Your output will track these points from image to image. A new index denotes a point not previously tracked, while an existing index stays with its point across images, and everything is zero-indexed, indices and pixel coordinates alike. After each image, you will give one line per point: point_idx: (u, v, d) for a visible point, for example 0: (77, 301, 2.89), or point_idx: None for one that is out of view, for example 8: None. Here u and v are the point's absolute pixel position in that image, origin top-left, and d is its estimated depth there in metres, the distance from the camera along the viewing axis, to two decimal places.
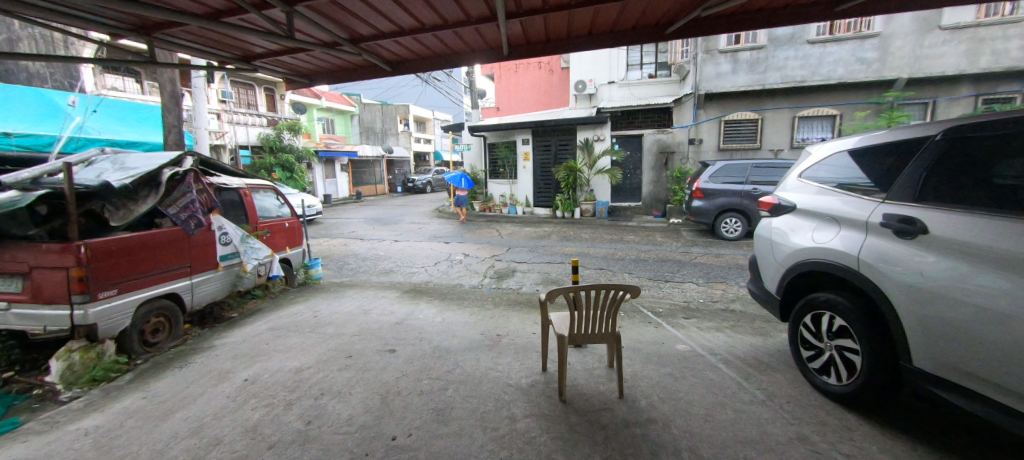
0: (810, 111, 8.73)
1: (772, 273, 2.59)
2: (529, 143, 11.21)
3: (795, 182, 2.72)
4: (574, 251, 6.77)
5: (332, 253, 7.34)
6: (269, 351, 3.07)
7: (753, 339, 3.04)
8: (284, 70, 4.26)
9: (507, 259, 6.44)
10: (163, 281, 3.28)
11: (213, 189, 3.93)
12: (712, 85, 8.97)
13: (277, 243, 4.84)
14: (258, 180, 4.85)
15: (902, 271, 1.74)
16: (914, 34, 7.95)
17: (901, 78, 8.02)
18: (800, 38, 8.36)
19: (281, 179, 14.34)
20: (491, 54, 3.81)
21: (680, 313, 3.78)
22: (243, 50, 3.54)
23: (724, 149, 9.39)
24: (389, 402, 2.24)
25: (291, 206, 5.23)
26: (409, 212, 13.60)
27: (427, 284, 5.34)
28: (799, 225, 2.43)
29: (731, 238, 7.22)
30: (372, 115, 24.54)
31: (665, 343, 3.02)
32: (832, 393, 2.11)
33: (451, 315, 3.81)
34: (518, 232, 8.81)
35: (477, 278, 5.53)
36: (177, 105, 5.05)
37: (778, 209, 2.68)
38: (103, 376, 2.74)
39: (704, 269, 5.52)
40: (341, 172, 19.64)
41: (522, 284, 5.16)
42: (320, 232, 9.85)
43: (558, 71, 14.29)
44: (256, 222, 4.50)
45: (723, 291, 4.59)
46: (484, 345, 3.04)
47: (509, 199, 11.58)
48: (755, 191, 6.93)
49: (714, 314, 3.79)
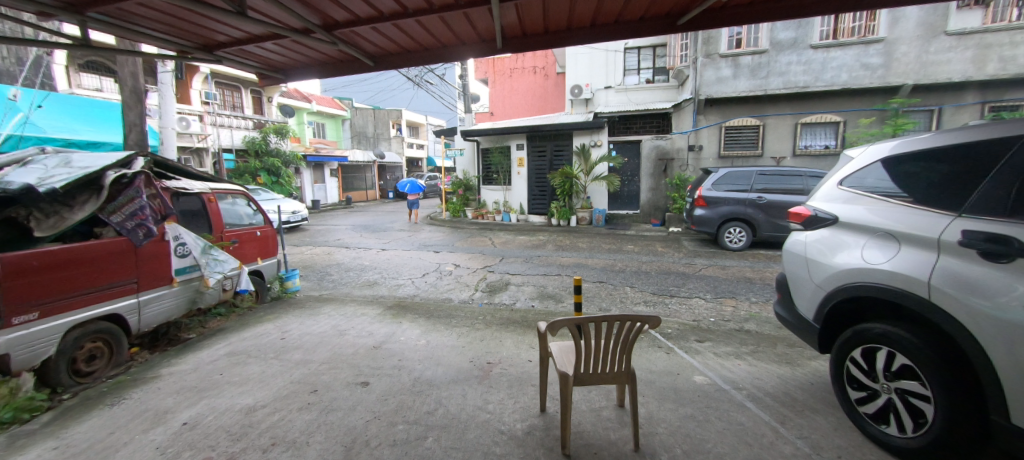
0: (813, 118, 8.52)
1: (807, 297, 2.25)
2: (523, 148, 10.87)
3: (833, 191, 2.36)
4: (571, 262, 6.40)
5: (314, 263, 6.88)
6: (220, 384, 2.61)
7: (780, 370, 2.68)
8: (257, 64, 3.95)
9: (501, 270, 6.05)
10: (104, 299, 2.84)
11: (168, 195, 3.48)
12: (713, 90, 8.72)
13: (247, 254, 4.39)
14: (226, 185, 4.42)
15: (992, 303, 1.40)
16: (919, 40, 7.78)
17: (907, 85, 7.85)
18: (803, 43, 8.16)
19: (267, 184, 13.95)
20: (483, 47, 3.47)
21: (692, 336, 3.40)
22: (204, 38, 3.21)
23: (725, 156, 9.15)
24: (353, 458, 1.80)
25: (266, 214, 4.80)
26: (399, 219, 13.17)
27: (413, 298, 4.92)
28: (843, 241, 2.09)
29: (734, 248, 6.91)
30: (364, 120, 24.10)
31: (680, 375, 2.63)
32: (893, 447, 1.74)
33: (437, 337, 3.39)
34: (513, 241, 8.44)
35: (469, 291, 5.13)
36: (140, 101, 4.60)
37: (813, 221, 2.34)
38: (14, 418, 2.24)
39: (711, 282, 5.17)
40: (331, 177, 19.16)
41: (517, 299, 4.76)
42: (303, 240, 9.38)
43: (553, 76, 14.26)
44: (221, 231, 4.06)
45: (734, 309, 4.23)
46: (473, 377, 2.62)
47: (503, 206, 11.22)
48: (761, 200, 6.68)
49: (730, 336, 3.41)
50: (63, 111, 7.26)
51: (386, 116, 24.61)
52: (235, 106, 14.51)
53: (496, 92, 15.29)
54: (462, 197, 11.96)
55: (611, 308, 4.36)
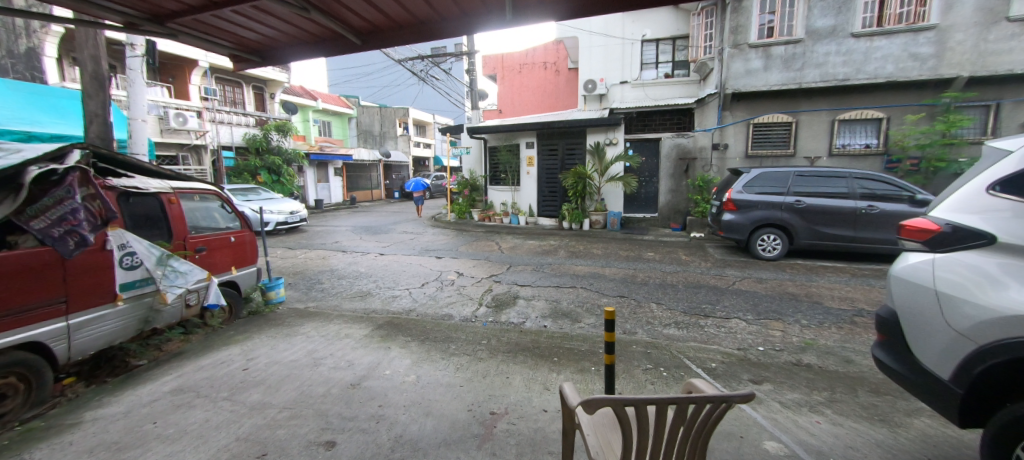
0: (852, 114, 7.78)
1: (935, 349, 1.57)
2: (533, 147, 10.26)
3: (977, 199, 1.66)
4: (586, 272, 5.77)
5: (305, 270, 6.34)
6: (145, 441, 2.02)
7: (878, 431, 1.99)
8: (232, 45, 3.52)
9: (508, 281, 5.45)
10: (20, 325, 2.29)
11: (111, 195, 2.94)
12: (740, 83, 8.01)
13: (217, 263, 3.86)
14: (195, 183, 3.89)
15: None
16: (977, 27, 6.98)
17: (962, 77, 7.06)
18: (844, 31, 7.40)
19: (267, 182, 13.57)
20: (492, 16, 2.87)
21: (744, 374, 2.73)
22: (152, 8, 2.70)
23: (752, 155, 8.43)
24: None
25: (244, 218, 4.30)
26: (403, 220, 12.62)
27: (408, 313, 4.34)
28: (1000, 273, 1.43)
29: (768, 257, 6.21)
30: (371, 118, 23.60)
31: (744, 439, 1.95)
32: None
33: (430, 370, 2.80)
34: (521, 246, 7.83)
35: (471, 306, 4.52)
36: (101, 88, 4.11)
37: (942, 240, 1.67)
38: None
39: (750, 299, 4.49)
40: (335, 176, 18.76)
41: (526, 318, 4.12)
42: (300, 242, 8.87)
43: (565, 72, 13.59)
44: (183, 236, 3.51)
45: (785, 335, 3.55)
46: (471, 436, 2.00)
47: (511, 207, 10.63)
48: (799, 204, 5.96)
49: (792, 375, 2.73)
50: (22, 100, 6.76)
51: (392, 115, 24.16)
52: (235, 103, 14.12)
53: (504, 88, 14.72)
54: (468, 198, 11.42)
55: (637, 331, 3.70)
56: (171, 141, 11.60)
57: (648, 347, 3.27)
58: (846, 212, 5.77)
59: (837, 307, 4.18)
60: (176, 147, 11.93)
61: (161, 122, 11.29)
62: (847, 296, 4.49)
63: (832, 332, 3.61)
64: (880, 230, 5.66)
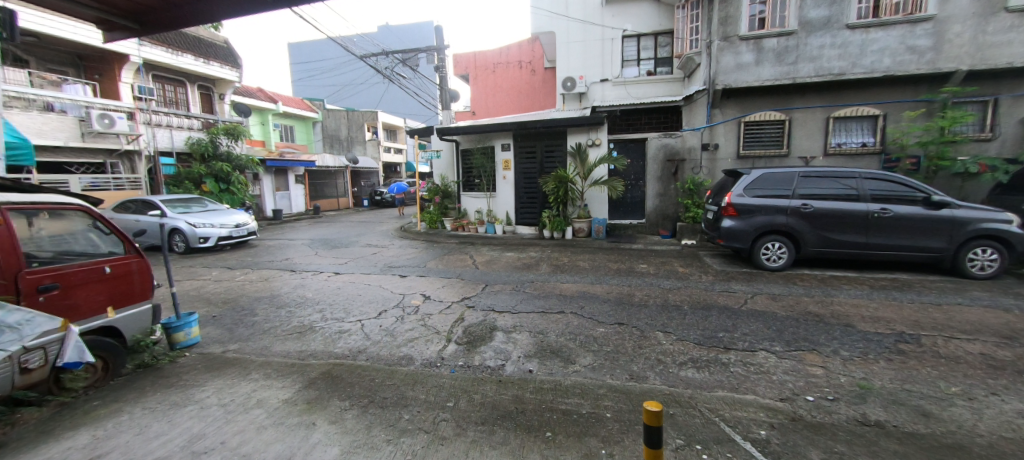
0: (846, 111, 7.44)
1: None
2: (509, 149, 9.43)
3: None
4: (573, 291, 4.98)
5: (237, 297, 5.23)
6: None
7: None
8: (93, 4, 2.66)
9: (483, 306, 4.56)
10: None
11: None
12: (731, 78, 7.50)
13: (77, 305, 2.79)
14: (51, 198, 2.91)
15: None
16: (974, 18, 6.73)
17: (960, 71, 6.80)
18: (838, 23, 7.03)
19: (214, 192, 12.06)
20: None
21: (813, 452, 1.95)
22: None
23: (745, 155, 7.96)
24: None
25: (130, 242, 3.33)
26: (368, 231, 11.49)
27: (355, 357, 3.40)
28: None
29: (773, 267, 5.62)
30: (337, 122, 22.17)
31: None
32: None
33: None
34: (498, 260, 6.96)
35: (436, 344, 3.60)
36: None
37: None
38: None
39: (770, 323, 3.80)
40: (296, 184, 17.37)
41: (506, 360, 3.24)
42: (243, 260, 7.66)
43: (541, 71, 12.90)
44: (12, 274, 2.44)
45: (830, 375, 2.85)
46: None
47: (486, 216, 9.76)
48: (806, 208, 5.39)
49: (875, 446, 2.01)
50: None
51: (360, 118, 22.79)
52: (177, 103, 12.65)
53: (478, 89, 13.94)
54: (439, 206, 10.46)
55: (648, 375, 2.91)
56: (94, 146, 10.06)
57: (669, 404, 2.47)
58: (858, 216, 5.23)
59: (875, 331, 3.52)
60: (104, 154, 10.44)
61: (81, 124, 9.81)
62: (878, 316, 3.86)
63: (884, 368, 2.93)
64: (895, 235, 5.14)
